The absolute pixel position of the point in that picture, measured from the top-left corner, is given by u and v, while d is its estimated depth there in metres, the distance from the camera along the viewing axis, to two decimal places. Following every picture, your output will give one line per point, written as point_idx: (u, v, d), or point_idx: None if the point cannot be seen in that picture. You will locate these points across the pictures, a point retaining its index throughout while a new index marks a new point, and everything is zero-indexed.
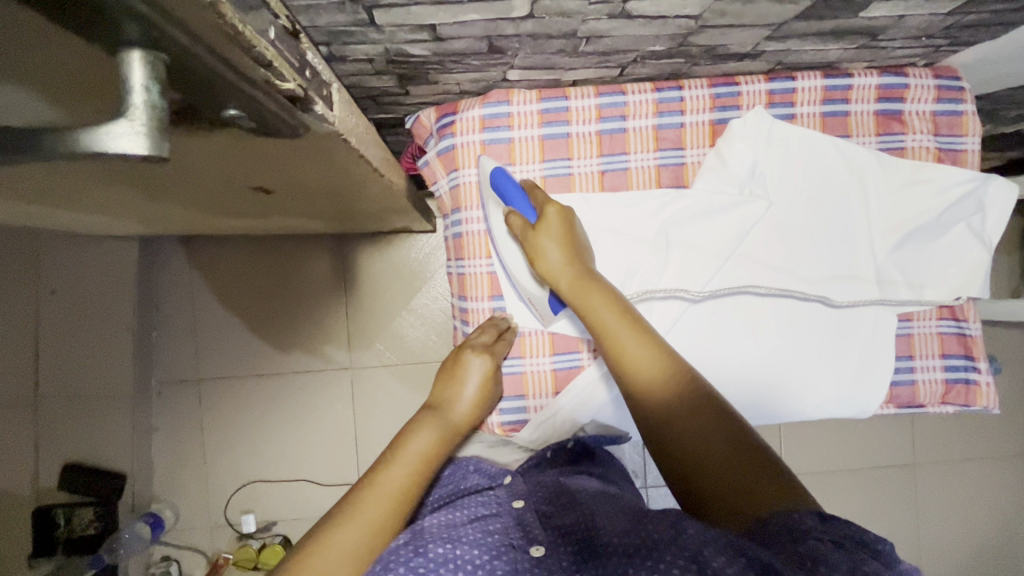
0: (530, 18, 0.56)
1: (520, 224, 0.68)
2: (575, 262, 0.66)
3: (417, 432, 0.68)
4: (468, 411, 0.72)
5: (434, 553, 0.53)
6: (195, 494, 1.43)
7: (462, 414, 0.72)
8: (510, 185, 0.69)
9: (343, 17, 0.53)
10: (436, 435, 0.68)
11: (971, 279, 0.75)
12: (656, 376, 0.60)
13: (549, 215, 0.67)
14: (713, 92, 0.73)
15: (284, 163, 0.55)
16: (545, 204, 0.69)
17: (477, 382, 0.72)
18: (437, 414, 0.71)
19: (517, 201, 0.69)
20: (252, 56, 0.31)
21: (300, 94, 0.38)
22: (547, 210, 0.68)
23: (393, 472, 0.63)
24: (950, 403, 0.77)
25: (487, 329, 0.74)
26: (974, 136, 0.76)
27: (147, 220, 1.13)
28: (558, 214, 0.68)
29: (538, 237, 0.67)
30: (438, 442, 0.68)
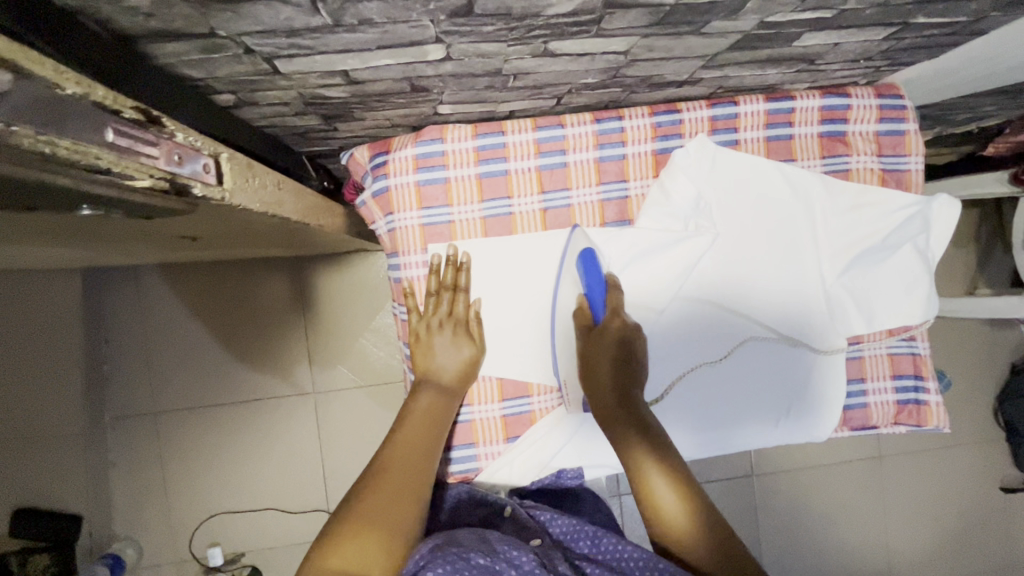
0: (448, 60, 0.53)
1: (582, 322, 0.71)
2: (620, 360, 0.69)
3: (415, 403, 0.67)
4: (460, 369, 0.70)
5: (475, 561, 0.51)
6: (156, 530, 1.38)
7: (450, 376, 0.69)
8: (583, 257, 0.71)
9: (243, 68, 0.49)
10: (435, 398, 0.68)
11: (917, 302, 0.74)
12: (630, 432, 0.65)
13: (611, 328, 0.69)
14: (654, 121, 0.71)
15: (190, 223, 0.51)
16: (615, 313, 0.70)
17: (455, 342, 0.70)
18: (425, 384, 0.69)
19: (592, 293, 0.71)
20: (80, 169, 0.27)
21: (170, 184, 0.34)
22: (612, 321, 0.69)
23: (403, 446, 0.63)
24: (902, 423, 0.77)
25: (443, 297, 0.71)
26: (917, 156, 0.75)
27: (81, 255, 1.07)
28: (622, 327, 0.69)
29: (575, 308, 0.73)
30: (439, 403, 0.68)
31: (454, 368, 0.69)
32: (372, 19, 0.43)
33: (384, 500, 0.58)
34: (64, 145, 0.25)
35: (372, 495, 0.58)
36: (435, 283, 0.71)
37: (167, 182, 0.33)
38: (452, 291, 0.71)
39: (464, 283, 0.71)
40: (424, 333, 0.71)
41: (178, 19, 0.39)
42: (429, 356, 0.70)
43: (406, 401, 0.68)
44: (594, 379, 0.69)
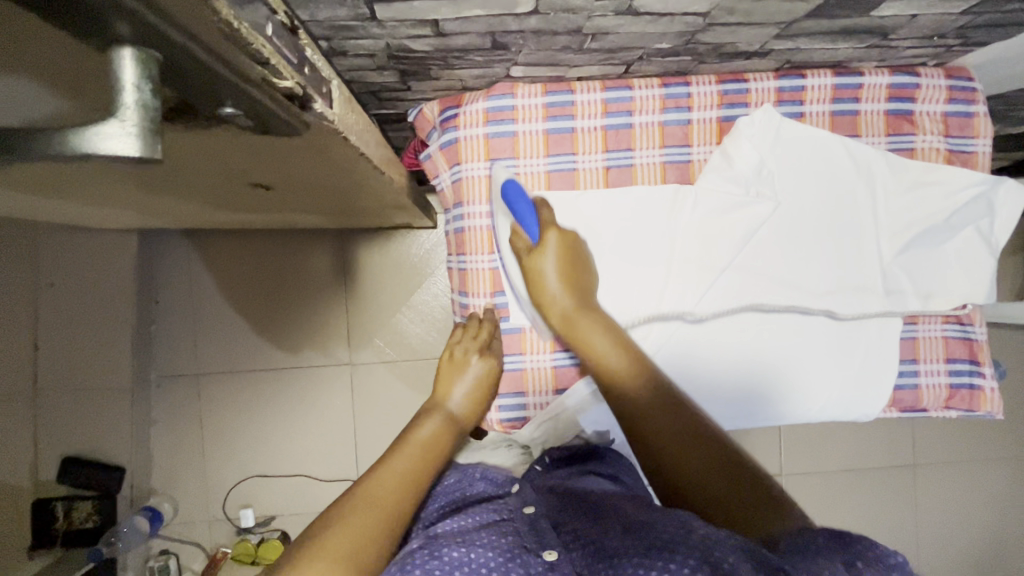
0: (534, 14, 0.55)
1: (521, 244, 0.69)
2: (580, 295, 0.67)
3: (419, 427, 0.68)
4: (467, 404, 0.72)
5: (447, 556, 0.49)
6: (193, 488, 1.42)
7: (461, 404, 0.72)
8: (518, 202, 0.68)
9: (344, 12, 0.52)
10: (441, 425, 0.69)
11: (979, 283, 0.73)
12: (642, 400, 0.60)
13: (550, 240, 0.67)
14: (720, 88, 0.72)
15: (281, 159, 0.54)
16: (548, 226, 0.68)
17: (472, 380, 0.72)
18: (431, 413, 0.70)
19: (523, 218, 0.68)
20: (252, 56, 0.31)
21: (301, 92, 0.38)
22: (550, 234, 0.67)
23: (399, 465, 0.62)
24: (953, 408, 0.76)
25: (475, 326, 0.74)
26: (986, 138, 0.74)
27: (146, 214, 1.12)
28: (559, 237, 0.68)
29: (538, 263, 0.67)
30: (443, 432, 0.68)
31: (462, 395, 0.72)
32: None
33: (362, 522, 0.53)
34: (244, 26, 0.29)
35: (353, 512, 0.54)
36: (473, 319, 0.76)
37: (300, 89, 0.37)
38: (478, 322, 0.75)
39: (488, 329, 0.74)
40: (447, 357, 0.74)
41: None
42: (449, 380, 0.73)
43: (411, 426, 0.68)
44: (540, 284, 0.67)
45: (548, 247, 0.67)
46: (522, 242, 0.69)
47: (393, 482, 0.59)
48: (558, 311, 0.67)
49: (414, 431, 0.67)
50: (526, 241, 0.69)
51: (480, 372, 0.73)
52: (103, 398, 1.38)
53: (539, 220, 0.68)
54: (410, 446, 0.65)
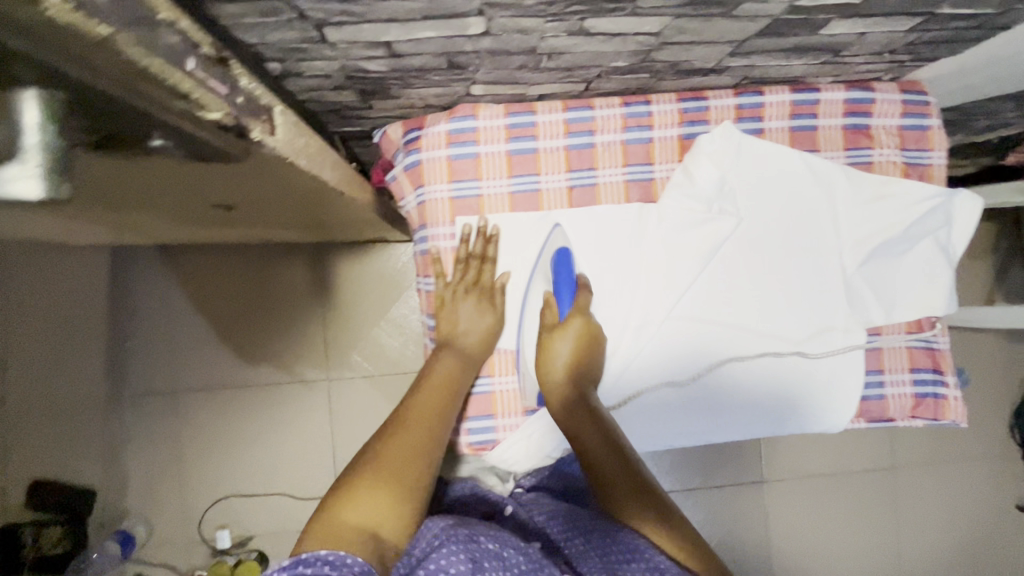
0: (487, 35, 0.55)
1: (550, 318, 0.71)
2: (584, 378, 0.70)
3: (437, 366, 0.69)
4: (479, 340, 0.71)
5: (486, 546, 0.55)
6: (167, 509, 1.38)
7: (473, 342, 0.71)
8: (565, 275, 0.72)
9: (293, 35, 0.51)
10: (456, 364, 0.69)
11: (939, 293, 0.74)
12: (619, 479, 0.65)
13: (574, 325, 0.70)
14: (680, 106, 0.73)
15: (232, 182, 0.53)
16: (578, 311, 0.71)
17: (475, 315, 0.72)
18: (448, 350, 0.70)
19: (562, 290, 0.72)
20: (171, 94, 0.29)
21: (234, 123, 0.36)
22: (576, 319, 0.70)
23: (421, 398, 0.65)
24: (919, 417, 0.77)
25: (470, 265, 0.73)
26: (940, 151, 0.76)
27: (114, 231, 1.10)
28: (586, 324, 0.70)
29: (558, 339, 0.70)
30: (459, 370, 0.69)
31: (475, 334, 0.71)
32: None
33: (396, 457, 0.59)
34: (155, 63, 0.27)
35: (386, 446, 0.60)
36: (463, 252, 0.73)
37: (232, 119, 0.35)
38: (479, 261, 0.73)
39: (492, 254, 0.73)
40: (450, 298, 0.73)
41: None
42: (455, 321, 0.72)
43: (426, 365, 0.70)
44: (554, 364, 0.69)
45: (571, 328, 0.70)
46: (551, 316, 0.71)
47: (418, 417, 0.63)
48: (561, 395, 0.69)
49: (430, 369, 0.69)
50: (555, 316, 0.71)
51: (490, 310, 0.72)
52: (72, 420, 1.35)
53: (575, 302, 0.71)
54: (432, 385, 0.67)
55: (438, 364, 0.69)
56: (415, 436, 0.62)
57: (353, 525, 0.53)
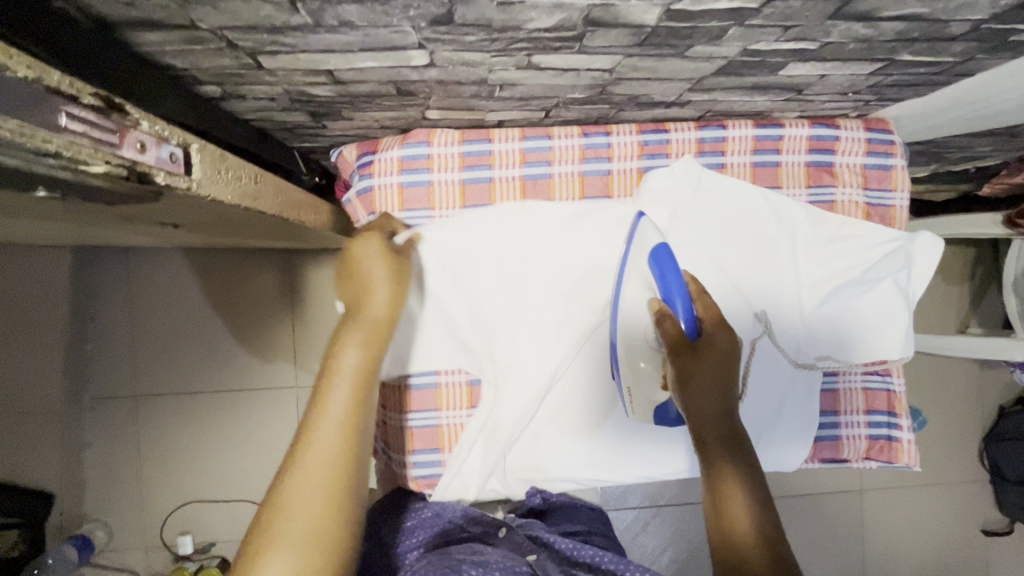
0: (433, 66, 0.53)
1: (672, 330, 0.61)
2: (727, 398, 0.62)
3: (344, 348, 0.54)
4: (389, 303, 0.59)
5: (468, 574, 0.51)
6: (129, 513, 1.37)
7: (381, 304, 0.59)
8: (673, 277, 0.62)
9: (227, 61, 0.49)
10: (366, 340, 0.56)
11: (896, 337, 0.73)
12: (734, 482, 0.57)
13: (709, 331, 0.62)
14: (641, 139, 0.71)
15: (161, 211, 0.51)
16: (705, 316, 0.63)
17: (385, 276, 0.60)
18: (357, 327, 0.56)
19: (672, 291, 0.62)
20: (35, 153, 0.27)
21: (130, 171, 0.34)
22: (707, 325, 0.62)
23: (327, 403, 0.51)
24: (873, 458, 0.76)
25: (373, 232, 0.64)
26: (904, 191, 0.74)
27: (74, 234, 1.07)
28: (727, 341, 0.62)
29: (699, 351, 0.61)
30: (373, 346, 0.56)
31: (386, 297, 0.59)
32: (353, 22, 0.43)
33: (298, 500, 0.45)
34: (11, 128, 0.26)
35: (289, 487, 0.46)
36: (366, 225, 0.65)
37: (126, 168, 0.34)
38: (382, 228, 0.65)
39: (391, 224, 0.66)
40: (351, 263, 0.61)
41: (158, 9, 0.40)
42: (359, 287, 0.60)
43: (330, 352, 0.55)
44: (692, 379, 0.61)
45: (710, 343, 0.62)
46: (671, 327, 0.62)
47: (325, 430, 0.49)
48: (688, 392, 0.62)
49: (337, 355, 0.54)
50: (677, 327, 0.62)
51: (396, 267, 0.62)
52: (34, 419, 1.33)
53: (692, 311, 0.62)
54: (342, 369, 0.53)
55: (346, 348, 0.54)
56: (323, 459, 0.47)
57: None
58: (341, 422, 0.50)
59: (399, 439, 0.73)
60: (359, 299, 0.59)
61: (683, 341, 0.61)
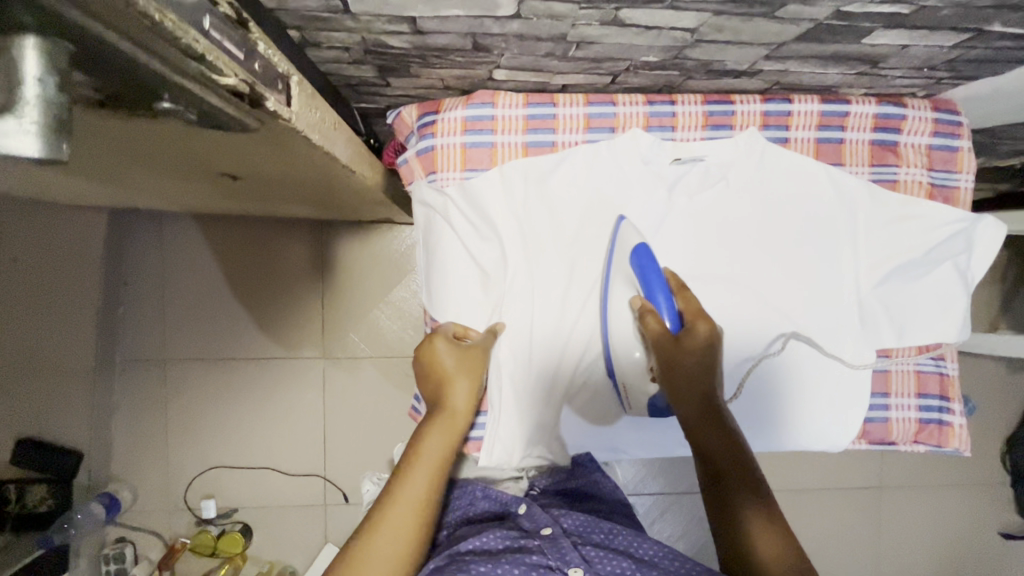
0: (517, 18, 0.53)
1: (656, 327, 0.63)
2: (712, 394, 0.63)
3: (424, 443, 0.62)
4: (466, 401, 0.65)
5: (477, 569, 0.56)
6: (154, 475, 1.39)
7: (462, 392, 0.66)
8: (654, 274, 0.64)
9: (316, 3, 0.49)
10: (444, 437, 0.63)
11: (953, 320, 0.73)
12: (734, 481, 0.61)
13: (697, 331, 0.62)
14: (706, 109, 0.71)
15: (242, 154, 0.52)
16: (694, 318, 0.64)
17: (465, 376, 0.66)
18: (439, 420, 0.64)
19: (654, 291, 0.64)
20: (174, 53, 0.28)
21: (248, 91, 0.34)
22: (697, 325, 0.63)
23: (405, 489, 0.59)
24: (921, 442, 0.76)
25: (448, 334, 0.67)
26: (969, 173, 0.73)
27: (116, 194, 1.08)
28: (707, 332, 0.63)
29: (680, 348, 0.62)
30: (448, 443, 0.63)
31: (464, 392, 0.65)
32: None
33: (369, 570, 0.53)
34: (169, 18, 0.26)
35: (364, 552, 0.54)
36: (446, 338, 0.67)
37: (246, 85, 0.34)
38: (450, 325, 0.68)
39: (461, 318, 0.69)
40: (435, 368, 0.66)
41: None
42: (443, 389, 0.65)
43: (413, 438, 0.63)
44: (677, 377, 0.62)
45: (694, 336, 0.62)
46: (654, 323, 0.63)
47: (400, 514, 0.57)
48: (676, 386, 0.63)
49: (418, 445, 0.62)
50: (660, 323, 0.63)
51: (473, 360, 0.66)
52: None
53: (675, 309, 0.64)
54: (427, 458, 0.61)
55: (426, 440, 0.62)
56: (392, 539, 0.56)
57: None
58: (415, 509, 0.58)
59: None
60: (438, 387, 0.66)
61: (666, 337, 0.63)
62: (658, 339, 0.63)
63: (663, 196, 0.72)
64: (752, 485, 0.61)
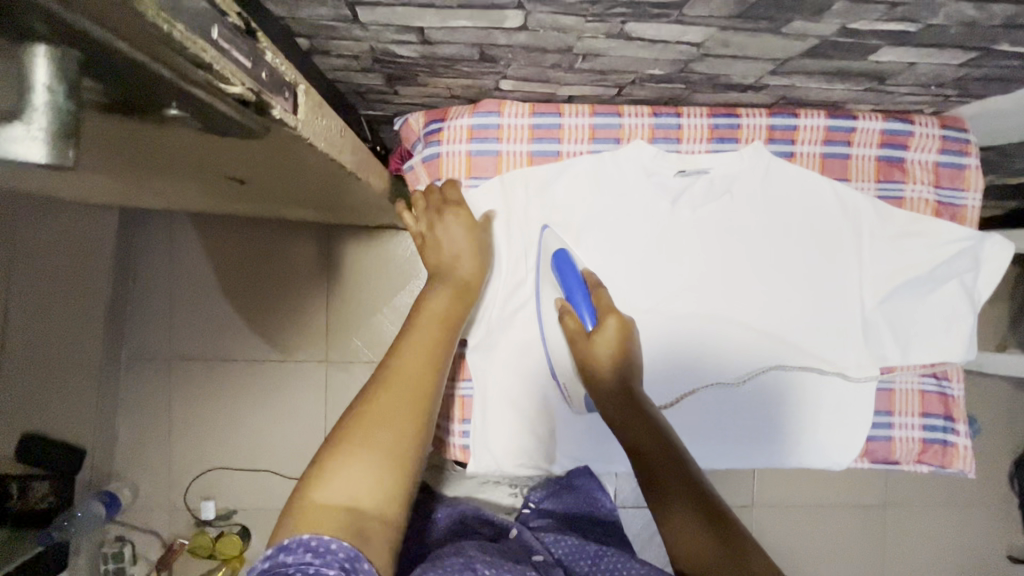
0: (524, 30, 0.53)
1: (574, 327, 0.67)
2: (627, 371, 0.67)
3: (432, 300, 0.62)
4: (472, 266, 0.66)
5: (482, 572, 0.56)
6: (157, 474, 1.39)
7: (467, 268, 0.66)
8: (573, 278, 0.69)
9: (325, 12, 0.50)
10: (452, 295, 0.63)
11: (959, 340, 0.72)
12: (669, 474, 0.61)
13: (610, 326, 0.67)
14: (711, 122, 0.71)
15: (247, 163, 0.52)
16: (605, 313, 0.68)
17: (467, 241, 0.66)
18: (443, 278, 0.64)
19: (575, 296, 0.69)
20: (180, 70, 0.29)
21: (255, 97, 0.35)
22: (608, 318, 0.67)
23: (419, 340, 0.59)
24: (925, 462, 0.75)
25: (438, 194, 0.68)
26: (976, 192, 0.73)
27: (127, 194, 1.09)
28: (617, 325, 0.67)
29: (594, 345, 0.66)
30: (456, 301, 0.63)
31: (468, 265, 0.66)
32: None
33: (385, 405, 0.52)
34: (179, 29, 0.27)
35: (381, 394, 0.53)
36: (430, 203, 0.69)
37: (253, 92, 0.35)
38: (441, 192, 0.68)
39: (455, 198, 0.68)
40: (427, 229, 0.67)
41: None
42: (439, 253, 0.66)
43: (420, 299, 0.63)
44: (596, 365, 0.67)
45: (605, 331, 0.67)
46: (574, 323, 0.68)
47: (416, 359, 0.57)
48: (596, 372, 0.66)
49: (427, 303, 0.62)
50: (579, 323, 0.68)
51: (475, 239, 0.67)
52: None
53: (595, 306, 0.68)
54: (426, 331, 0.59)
55: (433, 300, 0.62)
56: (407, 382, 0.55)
57: (336, 505, 0.46)
58: (428, 356, 0.57)
59: (447, 406, 0.74)
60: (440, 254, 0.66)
61: (580, 333, 0.67)
62: (574, 337, 0.67)
63: (667, 207, 0.72)
64: (688, 478, 0.61)
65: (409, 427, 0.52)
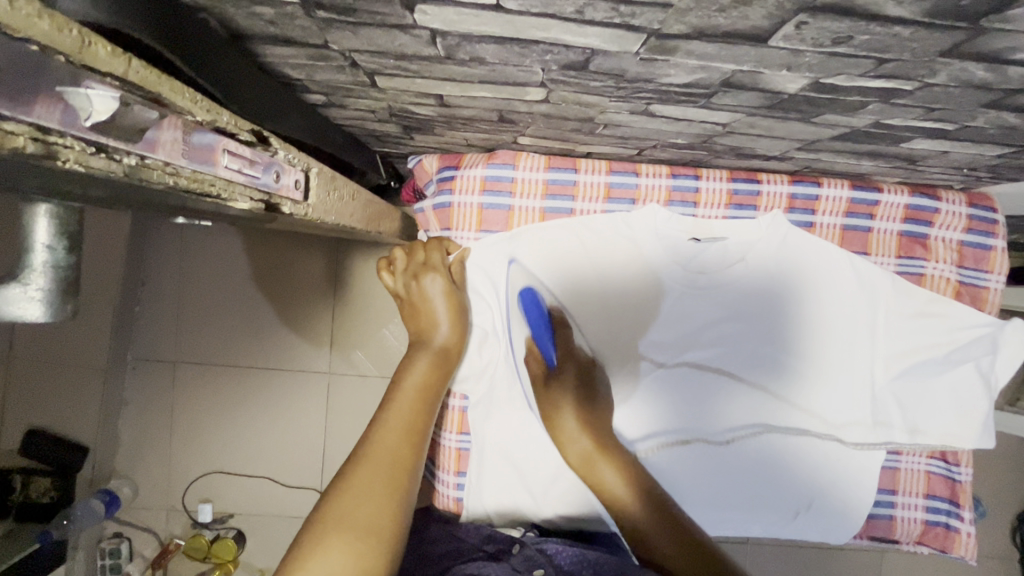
0: (545, 102, 0.51)
1: (536, 367, 0.69)
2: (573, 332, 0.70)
3: (411, 371, 0.64)
4: (452, 334, 0.67)
5: None
6: (157, 474, 1.41)
7: (446, 335, 0.67)
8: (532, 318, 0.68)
9: (343, 77, 0.48)
10: (431, 365, 0.65)
11: (972, 424, 0.70)
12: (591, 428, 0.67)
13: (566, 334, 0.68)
14: (731, 187, 0.69)
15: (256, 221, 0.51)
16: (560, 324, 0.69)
17: (447, 306, 0.67)
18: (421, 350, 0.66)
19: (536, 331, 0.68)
20: (196, 193, 0.31)
21: (264, 204, 0.37)
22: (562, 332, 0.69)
23: (396, 414, 0.61)
24: (925, 544, 0.74)
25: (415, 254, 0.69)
26: (999, 274, 0.71)
27: None
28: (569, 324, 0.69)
29: (552, 369, 0.68)
30: (435, 370, 0.65)
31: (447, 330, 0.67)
32: (484, 59, 0.42)
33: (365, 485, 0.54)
34: (186, 176, 0.30)
35: (360, 474, 0.55)
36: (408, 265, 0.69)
37: (261, 201, 0.36)
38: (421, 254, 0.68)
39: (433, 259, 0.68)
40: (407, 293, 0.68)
41: (298, 30, 0.39)
42: (418, 318, 0.67)
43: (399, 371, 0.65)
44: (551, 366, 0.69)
45: (562, 352, 0.68)
46: (536, 358, 0.69)
47: (395, 436, 0.59)
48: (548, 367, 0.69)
49: (405, 374, 0.64)
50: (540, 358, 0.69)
51: (455, 301, 0.67)
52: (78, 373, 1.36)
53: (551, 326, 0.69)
54: (402, 409, 0.61)
55: (412, 369, 0.64)
56: (385, 458, 0.56)
57: None
58: (406, 430, 0.60)
59: (440, 456, 0.74)
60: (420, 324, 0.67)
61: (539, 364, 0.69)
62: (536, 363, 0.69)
63: (679, 270, 0.70)
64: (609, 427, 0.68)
65: (388, 504, 0.54)
